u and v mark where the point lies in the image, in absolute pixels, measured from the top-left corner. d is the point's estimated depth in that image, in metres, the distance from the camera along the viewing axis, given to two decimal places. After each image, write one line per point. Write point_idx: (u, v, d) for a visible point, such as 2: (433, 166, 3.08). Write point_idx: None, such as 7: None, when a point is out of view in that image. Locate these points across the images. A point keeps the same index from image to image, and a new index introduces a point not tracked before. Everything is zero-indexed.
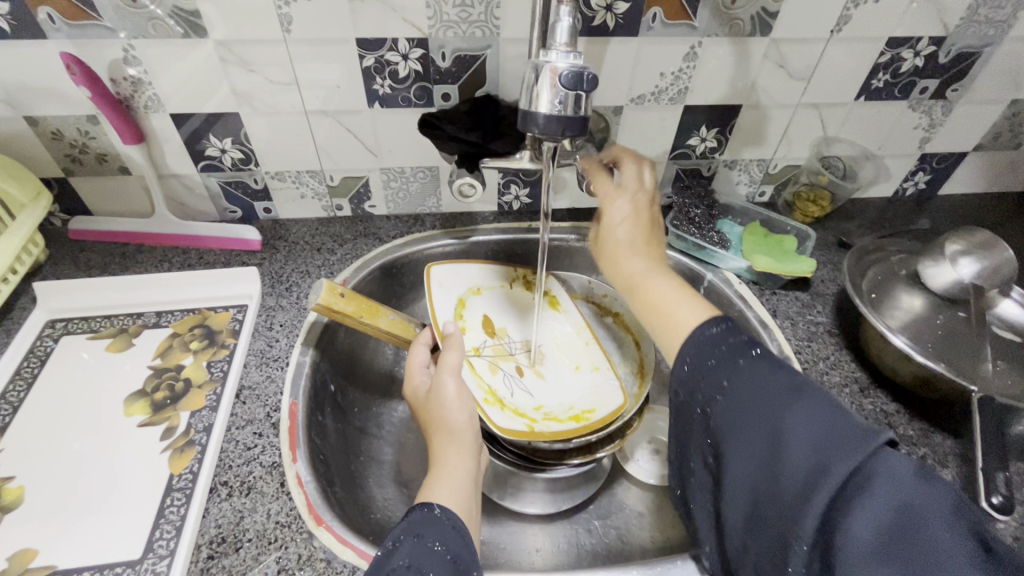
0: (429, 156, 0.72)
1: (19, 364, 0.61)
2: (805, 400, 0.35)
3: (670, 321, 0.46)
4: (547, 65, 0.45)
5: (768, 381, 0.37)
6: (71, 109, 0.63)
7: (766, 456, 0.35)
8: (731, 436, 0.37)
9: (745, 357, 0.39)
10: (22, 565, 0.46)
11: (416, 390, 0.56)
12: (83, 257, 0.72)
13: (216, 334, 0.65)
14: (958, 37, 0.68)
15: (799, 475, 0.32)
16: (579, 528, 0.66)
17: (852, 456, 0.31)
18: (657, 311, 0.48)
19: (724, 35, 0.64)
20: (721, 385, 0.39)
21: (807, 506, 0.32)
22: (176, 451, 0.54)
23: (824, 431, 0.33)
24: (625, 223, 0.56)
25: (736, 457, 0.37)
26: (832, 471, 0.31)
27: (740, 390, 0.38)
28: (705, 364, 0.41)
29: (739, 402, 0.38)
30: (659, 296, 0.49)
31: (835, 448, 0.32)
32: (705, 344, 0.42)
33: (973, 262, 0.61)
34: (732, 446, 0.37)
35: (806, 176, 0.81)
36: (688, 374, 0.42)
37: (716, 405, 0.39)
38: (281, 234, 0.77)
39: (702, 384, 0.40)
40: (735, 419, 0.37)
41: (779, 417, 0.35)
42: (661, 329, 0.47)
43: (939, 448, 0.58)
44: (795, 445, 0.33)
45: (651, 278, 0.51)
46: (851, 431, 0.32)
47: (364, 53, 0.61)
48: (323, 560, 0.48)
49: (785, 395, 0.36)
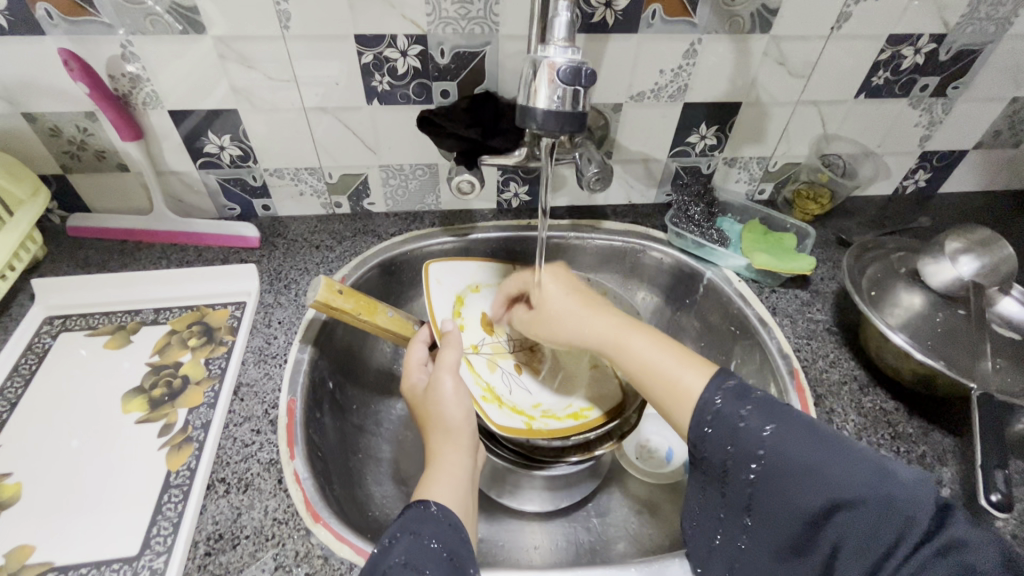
0: (428, 153, 0.72)
1: (17, 360, 0.61)
2: (850, 464, 0.37)
3: (677, 385, 0.49)
4: (545, 59, 0.45)
5: (810, 444, 0.39)
6: (69, 106, 0.63)
7: (822, 525, 0.37)
8: (784, 498, 0.39)
9: (776, 421, 0.41)
10: (19, 561, 0.46)
11: (413, 387, 0.56)
12: (81, 254, 0.72)
13: (215, 331, 0.64)
14: (958, 34, 0.68)
15: (864, 543, 0.35)
16: (578, 525, 0.66)
17: (913, 522, 0.34)
18: (660, 373, 0.51)
19: (724, 32, 0.64)
20: (759, 452, 0.40)
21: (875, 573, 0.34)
22: (174, 448, 0.54)
23: (879, 497, 0.35)
24: (560, 296, 0.62)
25: (787, 523, 0.38)
26: (897, 541, 0.34)
27: (782, 457, 0.39)
28: (737, 429, 0.42)
29: (783, 468, 0.39)
30: (660, 359, 0.52)
31: (893, 514, 0.34)
32: (729, 403, 0.43)
33: (973, 260, 0.61)
34: (780, 514, 0.39)
35: (806, 174, 0.81)
36: (720, 438, 0.42)
37: (761, 472, 0.40)
38: (280, 231, 0.77)
39: (740, 450, 0.41)
40: (782, 487, 0.39)
41: (830, 485, 0.36)
42: (667, 393, 0.49)
43: (938, 445, 0.57)
44: (852, 515, 0.35)
45: (626, 336, 0.55)
46: (905, 496, 0.35)
47: (363, 49, 0.61)
48: (321, 557, 0.47)
49: (830, 459, 0.37)
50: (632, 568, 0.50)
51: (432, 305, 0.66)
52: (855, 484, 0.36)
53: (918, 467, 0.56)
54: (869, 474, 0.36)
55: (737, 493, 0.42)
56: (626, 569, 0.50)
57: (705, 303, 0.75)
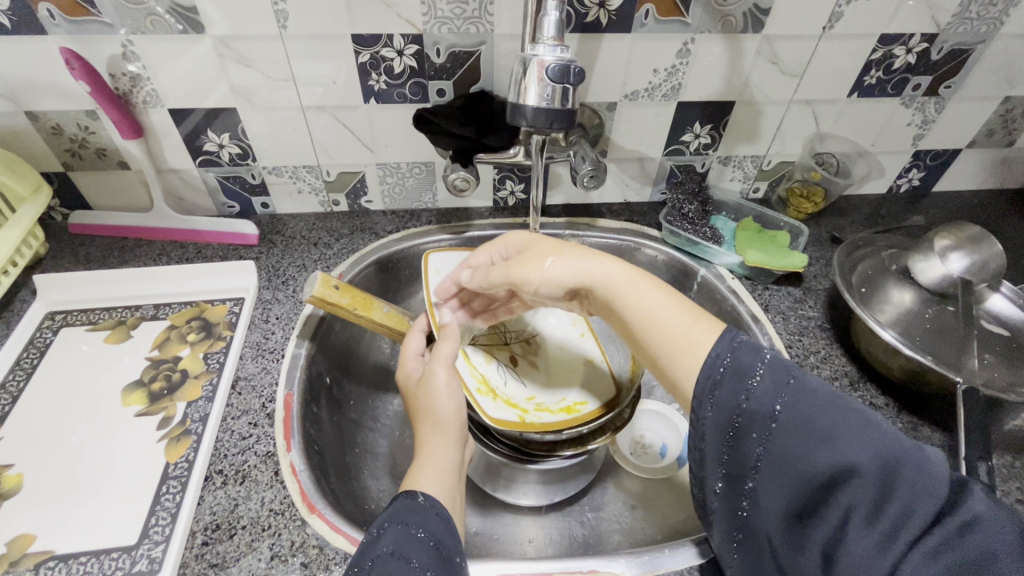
0: (425, 151, 0.73)
1: (19, 355, 0.62)
2: (870, 430, 0.33)
3: (682, 338, 0.44)
4: (535, 57, 0.46)
5: (829, 405, 0.35)
6: (71, 104, 0.64)
7: (834, 491, 0.33)
8: (795, 464, 0.35)
9: (794, 379, 0.37)
10: (21, 550, 0.47)
11: (407, 377, 0.57)
12: (82, 251, 0.73)
13: (213, 327, 0.65)
14: (950, 34, 0.68)
15: (883, 516, 0.31)
16: (572, 519, 0.67)
17: (930, 495, 0.31)
18: (666, 324, 0.45)
19: (717, 32, 0.65)
20: (773, 411, 0.36)
21: (889, 549, 0.31)
22: (173, 440, 0.55)
23: (898, 465, 0.32)
24: (544, 249, 0.56)
25: (794, 490, 0.35)
26: (914, 512, 0.31)
27: (799, 417, 0.35)
28: (750, 386, 0.38)
29: (799, 429, 0.35)
30: (665, 311, 0.46)
31: (911, 484, 0.32)
32: (742, 356, 0.39)
33: (963, 257, 0.61)
34: (787, 481, 0.35)
35: (800, 173, 0.82)
36: (729, 394, 0.38)
37: (771, 435, 0.36)
38: (279, 228, 0.78)
39: (753, 408, 0.37)
40: (794, 448, 0.35)
41: (848, 448, 0.33)
42: (671, 346, 0.44)
43: (927, 440, 0.58)
44: (870, 482, 0.32)
45: (629, 283, 0.49)
46: (922, 467, 0.32)
47: (360, 49, 0.62)
48: (315, 547, 0.48)
49: (850, 422, 0.34)
50: (623, 560, 0.50)
51: (433, 296, 0.68)
52: (874, 448, 0.33)
53: None
54: (889, 440, 0.33)
55: (741, 457, 0.37)
56: (617, 560, 0.50)
57: (699, 300, 0.76)
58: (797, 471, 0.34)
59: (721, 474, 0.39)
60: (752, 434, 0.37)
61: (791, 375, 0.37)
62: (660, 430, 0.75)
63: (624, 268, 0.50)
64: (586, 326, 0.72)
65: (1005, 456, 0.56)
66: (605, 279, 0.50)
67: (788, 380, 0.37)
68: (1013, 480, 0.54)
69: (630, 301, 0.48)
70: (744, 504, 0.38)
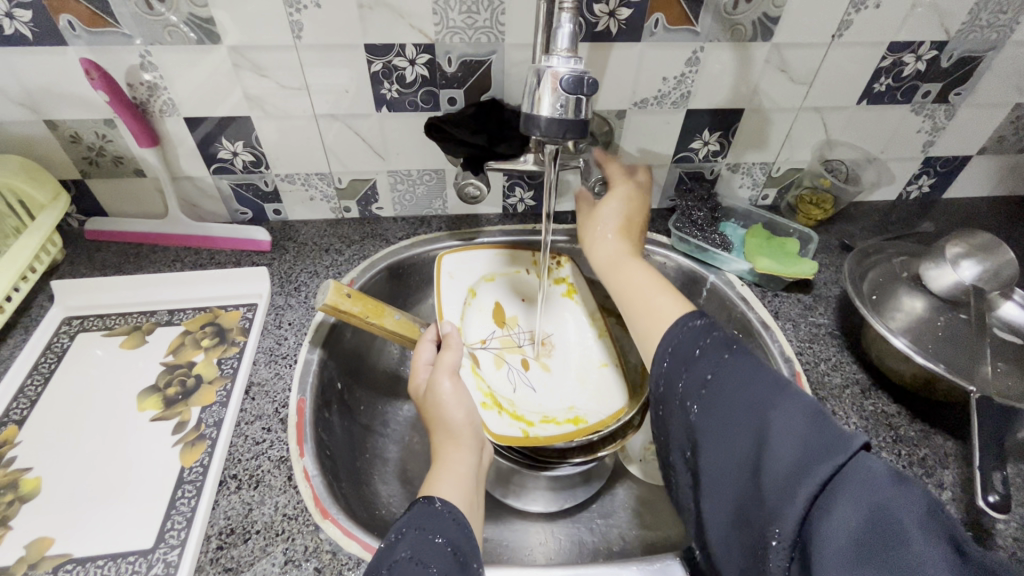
0: (435, 159, 0.74)
1: (37, 360, 0.63)
2: (791, 400, 0.37)
3: (650, 319, 0.53)
4: (548, 69, 0.46)
5: (753, 374, 0.40)
6: (89, 114, 0.65)
7: (749, 447, 0.37)
8: (721, 424, 0.40)
9: (730, 353, 0.43)
10: (39, 553, 0.48)
11: (416, 387, 0.58)
12: (98, 257, 0.74)
13: (227, 332, 0.66)
14: (960, 41, 0.68)
15: (781, 471, 0.34)
16: (582, 526, 0.67)
17: (832, 454, 0.33)
18: (640, 302, 0.55)
19: (726, 41, 0.65)
20: (706, 379, 0.42)
21: (789, 504, 0.33)
22: (188, 444, 0.55)
23: (801, 428, 0.35)
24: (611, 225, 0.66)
25: (719, 449, 0.39)
26: (811, 469, 0.33)
27: (729, 383, 0.41)
28: (692, 359, 0.44)
29: (725, 393, 0.40)
30: (644, 296, 0.55)
31: (813, 445, 0.34)
32: (686, 342, 0.46)
33: (975, 265, 0.61)
34: (714, 439, 0.40)
35: (809, 180, 0.82)
36: (676, 364, 0.45)
37: (703, 398, 0.42)
38: (291, 235, 0.79)
39: (690, 380, 0.43)
40: (719, 412, 0.40)
41: (762, 410, 0.38)
42: (642, 323, 0.54)
43: (940, 449, 0.58)
44: (777, 441, 0.36)
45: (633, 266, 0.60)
46: (831, 433, 0.34)
47: (372, 58, 0.63)
48: (329, 552, 0.49)
49: (771, 391, 0.38)
50: (633, 567, 0.50)
51: (444, 299, 0.68)
52: (784, 412, 0.37)
53: (919, 469, 0.56)
54: (804, 410, 0.36)
55: (682, 424, 0.43)
56: (627, 567, 0.50)
57: (708, 307, 0.76)
58: (722, 431, 0.39)
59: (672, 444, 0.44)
60: (691, 400, 0.43)
61: (728, 351, 0.43)
62: None
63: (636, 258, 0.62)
64: (603, 328, 0.72)
65: (1018, 465, 0.56)
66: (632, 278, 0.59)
67: (723, 355, 0.43)
68: None
69: (623, 276, 0.60)
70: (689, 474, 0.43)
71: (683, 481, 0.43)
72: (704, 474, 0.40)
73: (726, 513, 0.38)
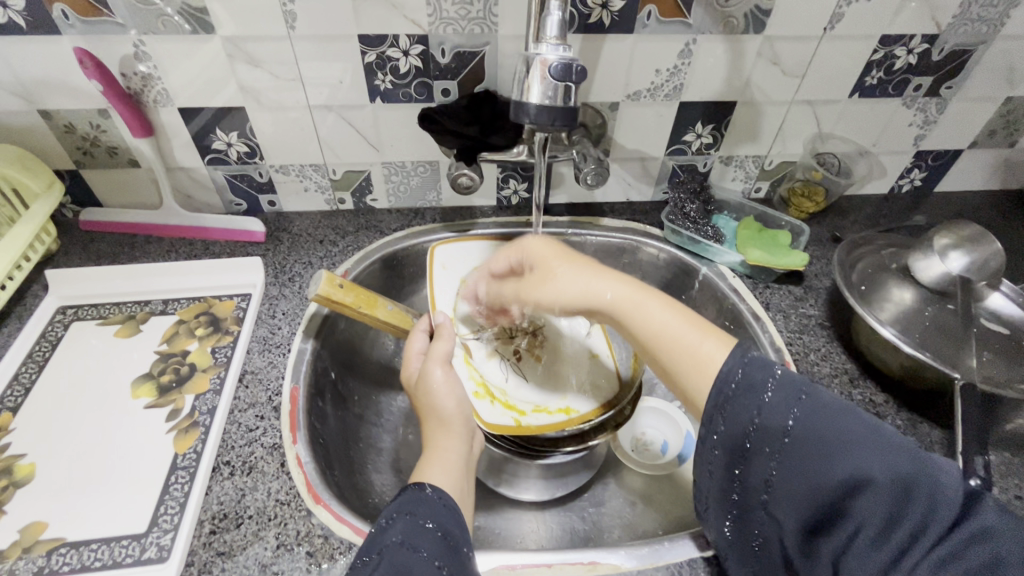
0: (429, 151, 0.74)
1: (31, 348, 0.63)
2: (886, 445, 0.34)
3: (697, 354, 0.46)
4: (538, 57, 0.47)
5: (841, 421, 0.35)
6: (84, 104, 0.65)
7: (850, 504, 0.33)
8: (811, 480, 0.35)
9: (806, 394, 0.37)
10: (33, 537, 0.48)
11: (407, 376, 0.58)
12: (93, 247, 0.74)
13: (221, 322, 0.66)
14: (951, 35, 0.69)
15: (887, 527, 0.32)
16: (574, 514, 0.68)
17: (944, 509, 0.32)
18: (678, 341, 0.47)
19: (718, 33, 0.65)
20: (785, 426, 0.37)
21: (901, 562, 0.31)
22: (181, 431, 0.56)
23: (905, 483, 0.32)
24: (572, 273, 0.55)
25: (808, 504, 0.35)
26: (924, 527, 0.31)
27: (813, 432, 0.36)
28: (758, 404, 0.38)
29: (811, 444, 0.35)
30: (681, 336, 0.47)
31: (925, 500, 0.32)
32: (754, 371, 0.40)
33: (962, 256, 0.61)
34: (801, 495, 0.35)
35: (801, 172, 0.82)
36: (741, 409, 0.39)
37: (783, 450, 0.36)
38: (285, 226, 0.79)
39: (765, 425, 0.37)
40: (807, 463, 0.35)
41: (860, 461, 0.33)
42: (684, 360, 0.46)
43: (926, 437, 0.59)
44: (885, 498, 0.32)
45: (640, 300, 0.51)
46: (937, 481, 0.32)
47: (365, 49, 0.63)
48: (321, 537, 0.49)
49: (865, 435, 0.34)
50: (622, 551, 0.51)
51: (437, 290, 0.70)
52: (886, 461, 0.33)
53: None
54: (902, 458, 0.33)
55: (756, 469, 0.38)
56: (617, 552, 0.51)
57: (701, 299, 0.76)
58: (811, 483, 0.35)
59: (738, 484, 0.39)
60: (765, 449, 0.37)
61: (803, 390, 0.38)
62: (660, 427, 0.75)
63: (635, 287, 0.52)
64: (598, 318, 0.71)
65: (1003, 453, 0.57)
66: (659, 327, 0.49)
67: (801, 396, 0.37)
68: (1011, 476, 0.55)
69: (641, 320, 0.50)
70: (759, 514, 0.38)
71: (746, 522, 0.40)
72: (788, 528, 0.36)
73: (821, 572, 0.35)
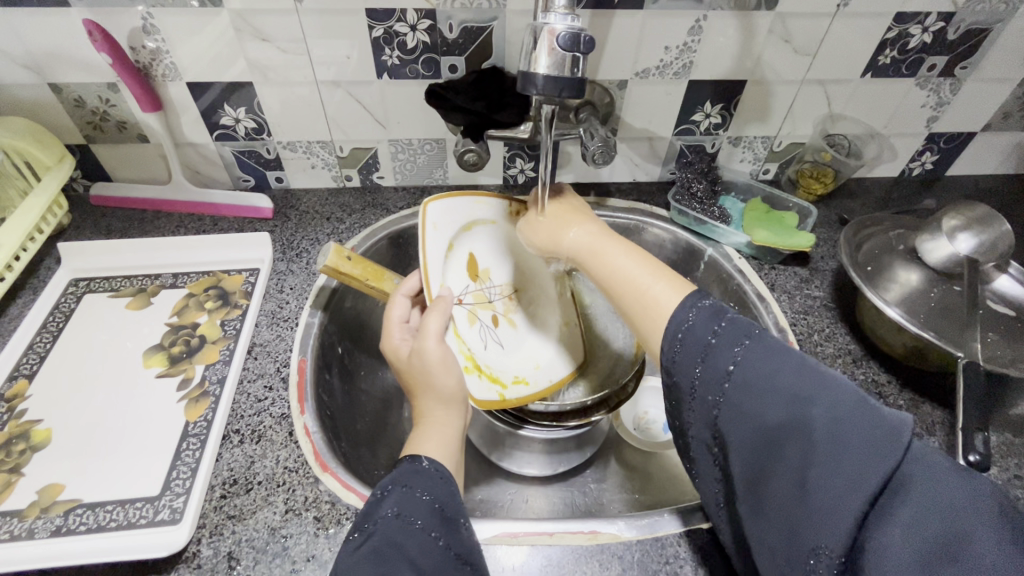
0: (436, 128, 0.74)
1: (45, 319, 0.64)
2: (827, 385, 0.33)
3: (645, 295, 0.45)
4: (546, 27, 0.46)
5: (780, 360, 0.35)
6: (93, 77, 0.66)
7: (788, 446, 0.33)
8: (752, 423, 0.35)
9: (750, 338, 0.37)
10: (50, 498, 0.50)
11: (396, 352, 0.56)
12: (104, 222, 0.75)
13: (230, 295, 0.67)
14: (967, 13, 0.68)
15: (830, 472, 0.31)
16: (576, 490, 0.69)
17: (884, 454, 0.30)
18: (631, 284, 0.47)
19: (729, 9, 0.65)
20: (728, 370, 0.36)
21: (845, 511, 0.30)
22: (192, 400, 0.57)
23: (845, 423, 0.31)
24: (558, 220, 0.58)
25: (753, 449, 0.35)
26: (866, 471, 0.30)
27: (755, 374, 0.35)
28: (705, 351, 0.38)
29: (753, 386, 0.35)
30: (632, 278, 0.47)
31: (863, 441, 0.31)
32: (700, 322, 0.39)
33: (971, 237, 0.61)
34: (745, 440, 0.35)
35: (810, 154, 0.82)
36: (688, 357, 0.39)
37: (725, 394, 0.36)
38: (292, 203, 0.79)
39: (709, 370, 0.37)
40: (747, 403, 0.35)
41: (798, 401, 0.33)
42: (636, 303, 0.46)
43: (928, 416, 0.59)
44: (820, 438, 0.31)
45: (603, 250, 0.52)
46: (877, 422, 0.31)
47: (373, 24, 0.63)
48: (328, 503, 0.50)
49: (803, 377, 0.34)
50: (621, 522, 0.52)
51: (427, 254, 0.59)
52: (823, 401, 0.32)
53: None
54: (842, 395, 0.32)
55: (704, 417, 0.38)
56: (616, 523, 0.52)
57: (706, 279, 0.77)
58: (752, 427, 0.34)
59: (701, 441, 0.39)
60: (709, 395, 0.37)
61: (748, 335, 0.37)
62: (660, 407, 0.77)
63: (597, 236, 0.53)
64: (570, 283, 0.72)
65: (1005, 433, 0.57)
66: (625, 279, 0.48)
67: (744, 340, 0.37)
68: (1011, 457, 0.55)
69: (603, 266, 0.51)
70: (722, 471, 0.38)
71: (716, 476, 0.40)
72: (738, 477, 0.36)
73: (768, 519, 0.34)
